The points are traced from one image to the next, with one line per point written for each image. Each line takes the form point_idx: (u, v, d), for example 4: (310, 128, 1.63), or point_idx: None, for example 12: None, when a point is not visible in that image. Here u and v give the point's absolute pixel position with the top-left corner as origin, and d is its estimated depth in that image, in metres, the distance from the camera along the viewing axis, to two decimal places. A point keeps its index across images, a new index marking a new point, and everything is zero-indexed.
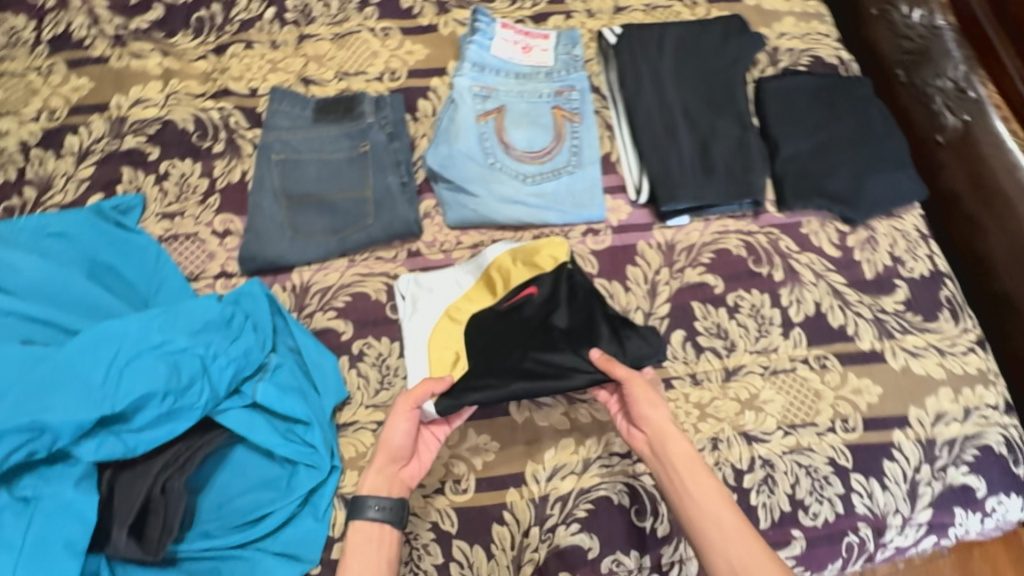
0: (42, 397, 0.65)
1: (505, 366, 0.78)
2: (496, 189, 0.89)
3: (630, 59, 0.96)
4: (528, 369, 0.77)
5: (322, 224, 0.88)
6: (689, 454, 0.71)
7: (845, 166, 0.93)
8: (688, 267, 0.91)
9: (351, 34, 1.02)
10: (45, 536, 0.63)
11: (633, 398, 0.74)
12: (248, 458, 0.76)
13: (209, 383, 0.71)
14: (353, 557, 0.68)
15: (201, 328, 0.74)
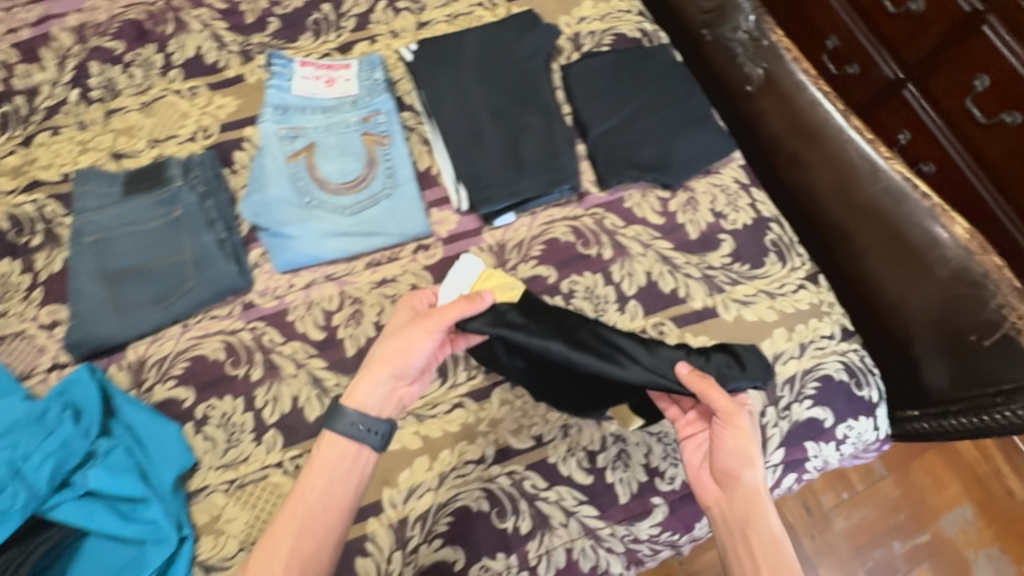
0: None
1: (561, 328, 0.76)
2: (316, 226, 0.90)
3: (429, 72, 0.98)
4: (580, 338, 0.75)
5: (145, 296, 0.87)
6: (774, 536, 0.68)
7: (652, 135, 0.96)
8: (520, 263, 0.92)
9: (157, 100, 1.01)
10: None
11: (722, 444, 0.72)
12: (98, 546, 0.75)
13: (24, 483, 0.72)
14: (319, 476, 0.71)
15: (15, 428, 0.77)
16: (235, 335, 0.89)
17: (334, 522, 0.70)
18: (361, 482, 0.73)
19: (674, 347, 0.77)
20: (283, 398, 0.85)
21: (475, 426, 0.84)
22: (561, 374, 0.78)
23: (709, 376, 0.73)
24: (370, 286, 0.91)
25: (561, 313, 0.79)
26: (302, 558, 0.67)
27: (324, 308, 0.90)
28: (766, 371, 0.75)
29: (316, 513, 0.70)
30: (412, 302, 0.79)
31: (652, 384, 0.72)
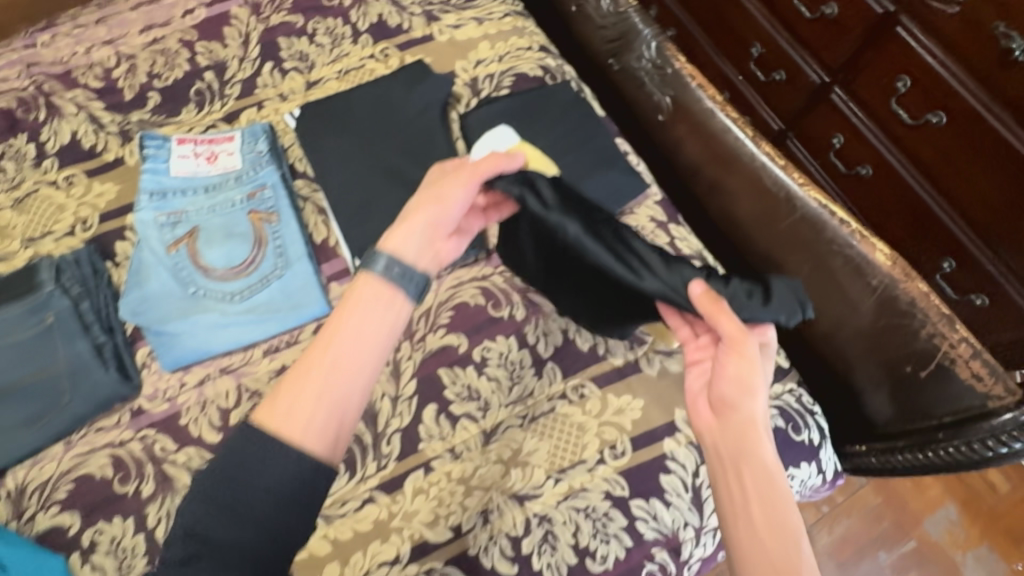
0: None
1: (592, 211, 0.70)
2: (202, 317, 0.84)
3: (315, 138, 0.92)
4: (609, 226, 0.70)
5: (20, 416, 0.81)
6: (771, 471, 0.61)
7: None
8: (428, 333, 0.86)
9: (31, 195, 0.95)
10: None
11: (725, 373, 0.65)
12: None
13: None
14: (348, 332, 0.63)
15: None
16: (124, 446, 0.81)
17: (362, 372, 0.62)
18: (397, 324, 0.65)
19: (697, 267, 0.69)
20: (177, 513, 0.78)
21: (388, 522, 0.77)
22: (570, 260, 0.73)
23: (724, 300, 0.65)
24: (269, 376, 0.85)
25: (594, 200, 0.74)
26: (325, 399, 0.60)
27: (219, 405, 0.83)
28: (792, 310, 0.65)
29: (350, 349, 0.62)
30: (450, 162, 0.73)
31: (664, 298, 0.66)
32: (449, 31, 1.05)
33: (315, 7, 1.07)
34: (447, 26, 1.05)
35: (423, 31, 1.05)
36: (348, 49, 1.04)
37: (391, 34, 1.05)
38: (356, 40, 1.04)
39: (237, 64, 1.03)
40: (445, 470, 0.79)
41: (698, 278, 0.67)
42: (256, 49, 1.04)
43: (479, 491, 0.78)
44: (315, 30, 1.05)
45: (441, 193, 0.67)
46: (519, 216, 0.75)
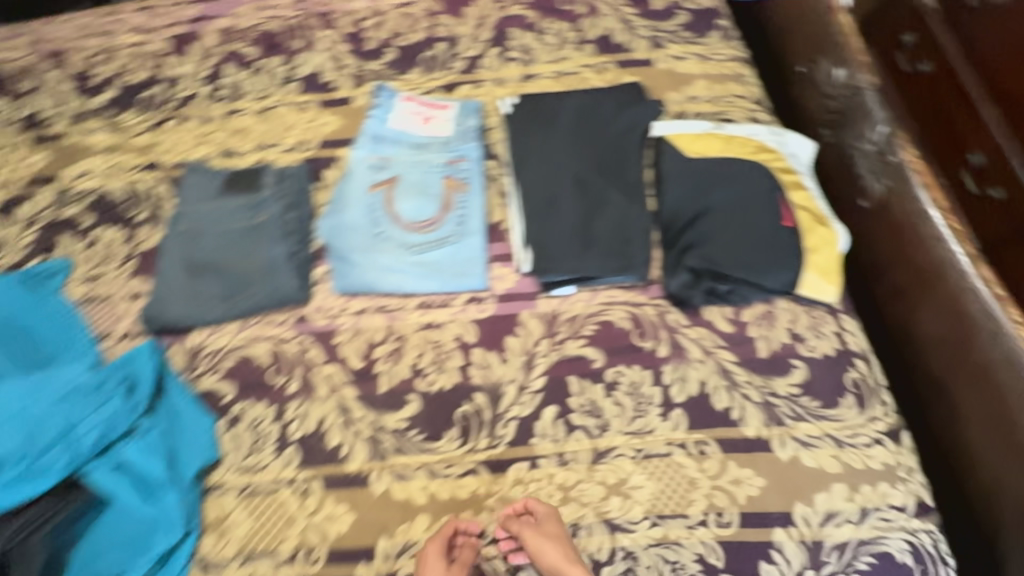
0: None
1: (693, 177, 0.92)
2: (381, 256, 0.93)
3: (522, 127, 0.98)
4: (692, 194, 0.91)
5: (215, 290, 0.93)
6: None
7: (725, 236, 0.88)
8: (569, 339, 0.89)
9: (272, 108, 1.09)
10: None
11: (540, 555, 0.73)
12: (112, 520, 0.79)
13: (72, 445, 0.77)
14: None
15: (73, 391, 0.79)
16: (284, 344, 0.92)
17: None
18: None
19: (731, 251, 0.87)
20: (310, 417, 0.87)
21: (480, 499, 0.81)
22: None
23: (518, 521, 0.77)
24: (417, 327, 0.92)
25: (701, 164, 0.92)
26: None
27: (369, 338, 0.92)
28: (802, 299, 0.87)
29: None
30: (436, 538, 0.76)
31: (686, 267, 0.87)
32: (669, 61, 1.06)
33: (551, 9, 1.13)
34: (669, 55, 1.07)
35: (646, 54, 1.07)
36: (570, 54, 1.09)
37: (613, 50, 1.08)
38: (579, 47, 1.09)
39: (467, 42, 1.11)
40: (549, 472, 0.82)
41: (708, 266, 0.87)
42: (487, 32, 1.12)
43: (573, 504, 0.80)
44: (544, 28, 1.11)
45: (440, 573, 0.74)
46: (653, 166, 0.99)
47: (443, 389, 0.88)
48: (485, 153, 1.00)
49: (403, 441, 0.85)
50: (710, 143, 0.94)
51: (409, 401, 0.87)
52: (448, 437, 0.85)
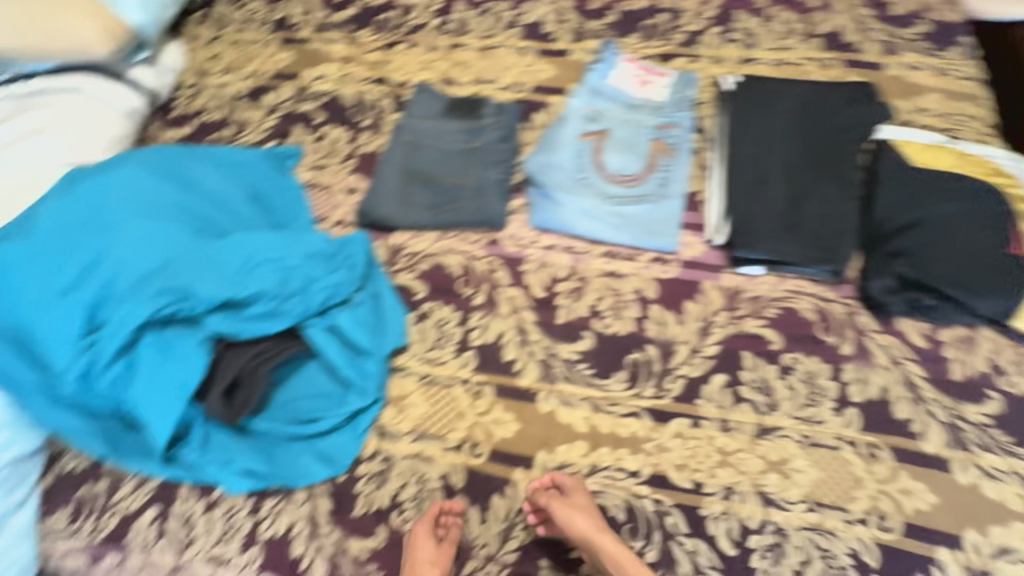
0: (198, 272, 0.80)
1: (914, 186, 0.90)
2: (581, 200, 0.97)
3: (741, 106, 0.99)
4: (910, 202, 0.89)
5: (424, 198, 1.02)
6: (614, 555, 0.75)
7: (941, 250, 0.85)
8: (749, 316, 0.91)
9: (494, 47, 1.17)
10: (165, 377, 0.81)
11: (570, 524, 0.76)
12: (317, 372, 0.91)
13: (306, 300, 0.87)
14: None
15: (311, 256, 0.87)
16: (475, 260, 1.00)
17: None
18: None
19: (945, 267, 0.85)
20: (490, 329, 0.95)
21: (639, 440, 0.85)
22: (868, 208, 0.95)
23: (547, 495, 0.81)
24: (600, 272, 0.97)
25: (924, 175, 0.90)
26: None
27: (553, 273, 0.98)
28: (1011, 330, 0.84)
29: None
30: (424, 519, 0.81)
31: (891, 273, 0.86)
32: (901, 69, 1.03)
33: None
34: (902, 64, 1.04)
35: (876, 58, 1.05)
36: (795, 44, 1.08)
37: (842, 48, 1.07)
38: (805, 39, 1.08)
39: (691, 16, 1.14)
40: (710, 434, 0.84)
41: (917, 276, 0.85)
42: (712, 11, 1.13)
43: (730, 469, 0.82)
44: (772, 16, 1.11)
45: (428, 555, 0.78)
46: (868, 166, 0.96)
47: (617, 334, 0.92)
48: (696, 125, 1.02)
49: (572, 371, 0.91)
50: (935, 156, 0.92)
51: (583, 337, 0.93)
52: (616, 378, 0.89)
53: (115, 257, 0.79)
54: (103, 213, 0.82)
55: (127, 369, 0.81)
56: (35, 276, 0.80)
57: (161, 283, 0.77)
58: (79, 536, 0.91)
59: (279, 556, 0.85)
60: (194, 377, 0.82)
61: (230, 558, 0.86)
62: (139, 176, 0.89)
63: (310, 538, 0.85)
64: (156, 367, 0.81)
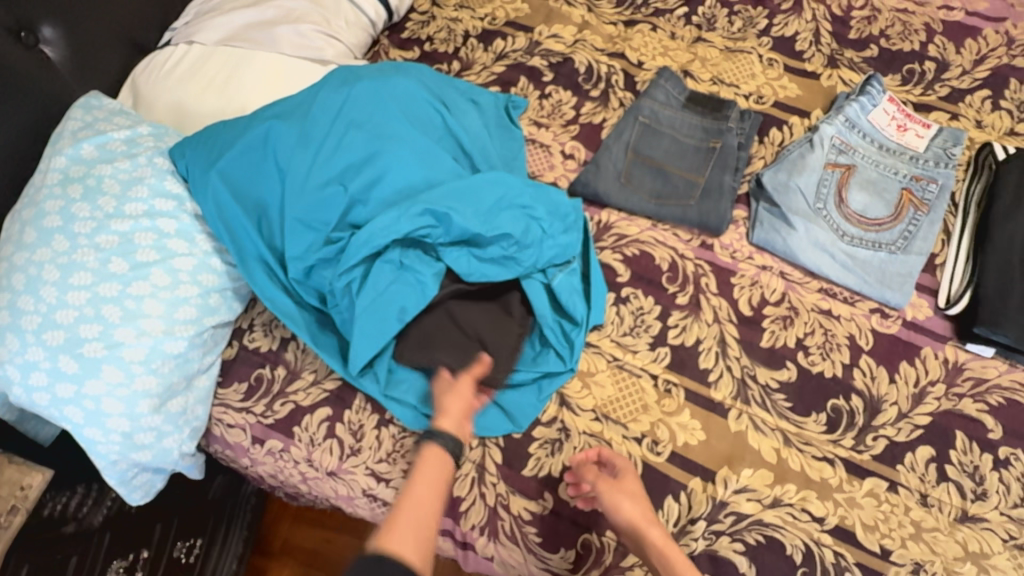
0: (457, 202, 0.83)
1: None
2: (814, 230, 0.94)
3: (1015, 180, 0.92)
4: None
5: (649, 185, 1.00)
6: (663, 549, 0.74)
7: None
8: (968, 397, 0.86)
9: (741, 52, 1.13)
10: (393, 296, 0.83)
11: (617, 510, 0.77)
12: None
13: (536, 255, 0.87)
14: (420, 477, 0.72)
15: (551, 212, 0.89)
16: (684, 259, 0.98)
17: (435, 520, 0.70)
18: (449, 467, 0.75)
19: None
20: (690, 332, 0.92)
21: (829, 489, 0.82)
22: None
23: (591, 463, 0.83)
24: (812, 307, 0.93)
25: None
26: (420, 538, 0.67)
27: (764, 294, 0.95)
28: None
29: (421, 506, 0.69)
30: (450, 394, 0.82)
31: None
32: None
33: None
34: None
35: None
36: None
37: None
38: None
39: (959, 72, 1.07)
40: (907, 503, 0.81)
41: None
42: (984, 72, 1.07)
43: (924, 546, 0.78)
44: None
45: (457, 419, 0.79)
46: None
47: (822, 374, 0.89)
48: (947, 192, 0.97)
49: (768, 398, 0.88)
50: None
51: (786, 367, 0.90)
52: (814, 419, 0.86)
53: (386, 168, 0.85)
54: (380, 122, 0.88)
55: (361, 276, 0.84)
56: (307, 164, 0.85)
57: (427, 203, 0.82)
58: (249, 414, 0.93)
59: None
60: (416, 304, 0.84)
61: (390, 478, 0.87)
62: (412, 93, 0.92)
63: (474, 483, 0.85)
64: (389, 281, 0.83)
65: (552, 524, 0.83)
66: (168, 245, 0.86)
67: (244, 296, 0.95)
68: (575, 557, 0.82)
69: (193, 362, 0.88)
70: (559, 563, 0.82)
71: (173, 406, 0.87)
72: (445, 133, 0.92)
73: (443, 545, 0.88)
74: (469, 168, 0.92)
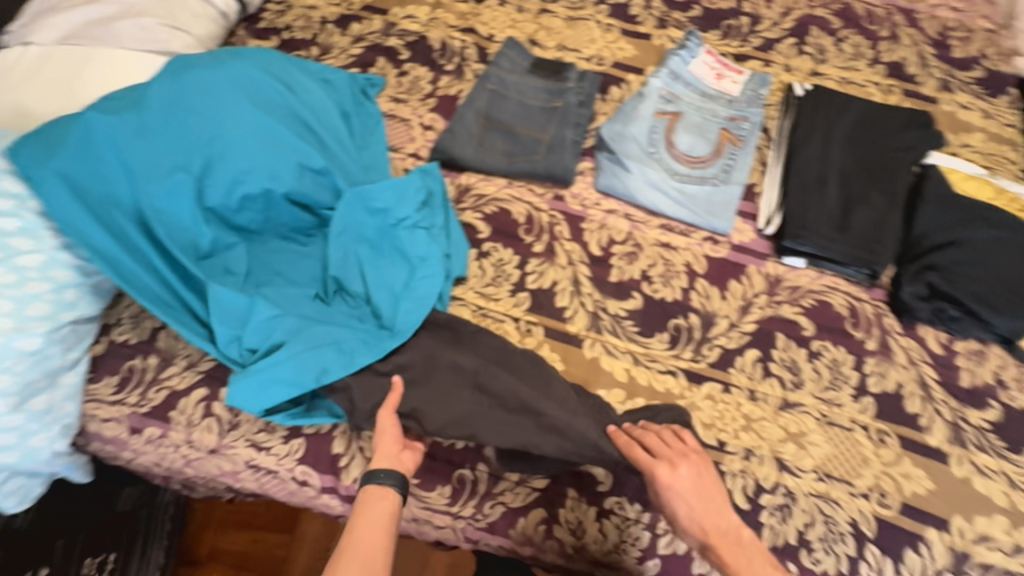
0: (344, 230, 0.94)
1: (961, 220, 0.97)
2: (648, 171, 1.04)
3: (810, 112, 1.06)
4: (962, 238, 0.95)
5: (501, 146, 1.07)
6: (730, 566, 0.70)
7: (983, 282, 0.92)
8: (786, 303, 0.98)
9: (581, 20, 1.22)
10: (324, 351, 0.85)
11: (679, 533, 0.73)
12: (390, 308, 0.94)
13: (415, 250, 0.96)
14: (362, 518, 0.70)
15: (419, 208, 0.98)
16: (538, 212, 1.05)
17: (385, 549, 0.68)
18: (398, 501, 0.73)
19: (982, 290, 0.92)
20: (546, 276, 1.00)
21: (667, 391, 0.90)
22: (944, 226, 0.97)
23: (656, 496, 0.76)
24: (654, 242, 1.03)
25: (975, 205, 0.98)
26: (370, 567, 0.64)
27: (611, 235, 1.04)
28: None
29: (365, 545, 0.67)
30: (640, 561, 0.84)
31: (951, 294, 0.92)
32: (955, 106, 1.11)
33: (854, 23, 1.21)
34: (955, 101, 1.12)
35: (933, 92, 1.13)
36: (861, 67, 1.16)
37: (903, 78, 1.14)
38: (871, 65, 1.16)
39: (769, 25, 1.20)
40: (738, 400, 0.91)
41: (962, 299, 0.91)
42: (790, 23, 1.20)
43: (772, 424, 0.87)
44: (843, 38, 1.19)
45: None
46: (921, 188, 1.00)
47: (664, 299, 0.99)
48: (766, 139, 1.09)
49: (618, 325, 0.97)
50: (980, 187, 1.00)
51: (632, 297, 0.99)
52: (658, 338, 0.96)
53: (238, 165, 0.88)
54: (222, 120, 0.89)
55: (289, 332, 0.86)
56: (158, 176, 0.87)
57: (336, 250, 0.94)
58: (123, 406, 0.93)
59: (319, 452, 0.90)
60: (339, 367, 0.85)
61: (270, 446, 0.90)
62: (252, 85, 0.94)
63: (352, 439, 0.90)
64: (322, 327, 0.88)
65: (428, 464, 0.89)
66: (10, 243, 0.84)
67: (107, 290, 0.95)
68: (451, 492, 0.88)
69: (53, 358, 0.87)
70: (438, 500, 0.87)
71: (36, 405, 0.86)
72: (291, 113, 0.95)
73: (330, 504, 0.92)
74: (317, 144, 0.97)
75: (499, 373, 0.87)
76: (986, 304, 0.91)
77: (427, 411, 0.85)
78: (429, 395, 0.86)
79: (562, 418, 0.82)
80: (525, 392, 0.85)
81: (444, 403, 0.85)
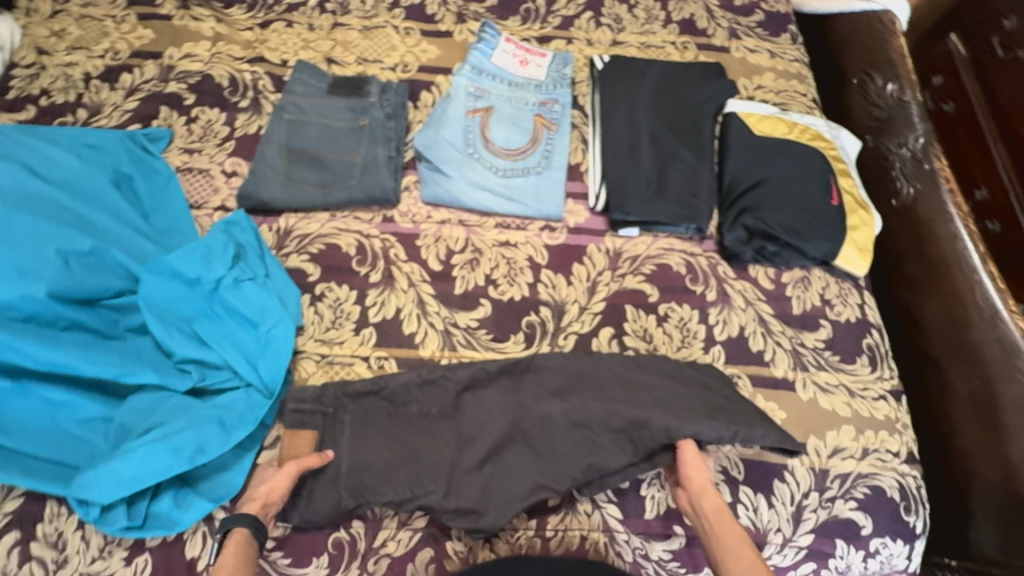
0: (166, 305, 0.85)
1: (761, 160, 1.03)
2: (469, 174, 1.01)
3: (611, 83, 1.08)
4: (766, 176, 1.01)
5: (312, 178, 1.00)
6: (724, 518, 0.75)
7: (792, 212, 0.98)
8: (629, 274, 0.99)
9: (377, 28, 1.16)
10: (195, 430, 0.79)
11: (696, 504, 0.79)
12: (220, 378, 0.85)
13: (241, 307, 0.87)
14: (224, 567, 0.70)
15: (234, 264, 0.88)
16: (369, 239, 0.99)
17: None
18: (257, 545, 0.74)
19: (795, 220, 0.97)
20: (388, 305, 0.95)
21: (530, 386, 0.89)
22: (751, 169, 1.03)
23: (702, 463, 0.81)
24: (493, 243, 1.00)
25: (772, 142, 1.04)
26: None
27: (449, 245, 1.00)
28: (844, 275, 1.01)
29: None
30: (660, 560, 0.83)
31: (770, 230, 0.97)
32: (744, 51, 1.18)
33: None
34: (744, 47, 1.18)
35: (724, 42, 1.18)
36: (656, 29, 1.19)
37: (696, 33, 1.19)
38: (664, 25, 1.19)
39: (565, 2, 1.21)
40: None
41: (779, 234, 0.96)
42: None
43: (630, 391, 0.88)
44: (635, 4, 1.22)
45: None
46: (725, 136, 1.05)
47: (512, 299, 0.97)
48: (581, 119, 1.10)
49: (471, 337, 0.94)
50: (774, 124, 1.07)
51: (480, 305, 0.96)
52: (513, 340, 0.94)
53: None
54: None
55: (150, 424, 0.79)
56: None
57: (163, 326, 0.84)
58: None
59: (170, 563, 0.79)
60: (217, 443, 0.80)
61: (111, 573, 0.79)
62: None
63: (205, 538, 0.80)
64: (179, 399, 0.82)
65: (298, 537, 0.81)
66: None
67: None
68: (329, 560, 0.80)
69: None
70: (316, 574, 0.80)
71: None
72: (40, 197, 0.87)
73: None
74: (80, 222, 0.87)
75: (590, 405, 0.86)
76: (799, 233, 0.97)
77: (550, 473, 0.83)
78: (539, 462, 0.84)
79: (672, 422, 0.81)
80: (630, 422, 0.85)
81: (555, 462, 0.84)
